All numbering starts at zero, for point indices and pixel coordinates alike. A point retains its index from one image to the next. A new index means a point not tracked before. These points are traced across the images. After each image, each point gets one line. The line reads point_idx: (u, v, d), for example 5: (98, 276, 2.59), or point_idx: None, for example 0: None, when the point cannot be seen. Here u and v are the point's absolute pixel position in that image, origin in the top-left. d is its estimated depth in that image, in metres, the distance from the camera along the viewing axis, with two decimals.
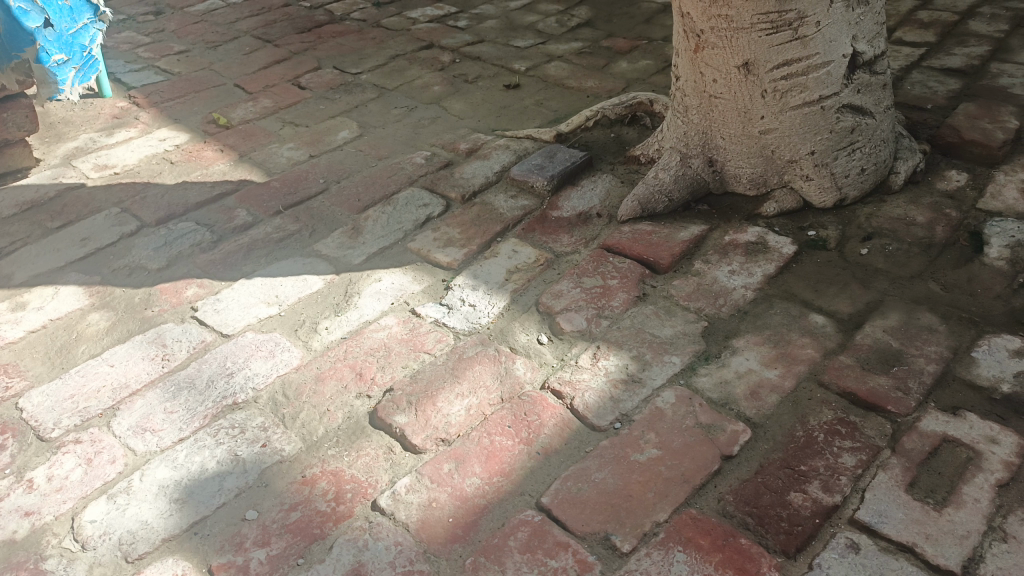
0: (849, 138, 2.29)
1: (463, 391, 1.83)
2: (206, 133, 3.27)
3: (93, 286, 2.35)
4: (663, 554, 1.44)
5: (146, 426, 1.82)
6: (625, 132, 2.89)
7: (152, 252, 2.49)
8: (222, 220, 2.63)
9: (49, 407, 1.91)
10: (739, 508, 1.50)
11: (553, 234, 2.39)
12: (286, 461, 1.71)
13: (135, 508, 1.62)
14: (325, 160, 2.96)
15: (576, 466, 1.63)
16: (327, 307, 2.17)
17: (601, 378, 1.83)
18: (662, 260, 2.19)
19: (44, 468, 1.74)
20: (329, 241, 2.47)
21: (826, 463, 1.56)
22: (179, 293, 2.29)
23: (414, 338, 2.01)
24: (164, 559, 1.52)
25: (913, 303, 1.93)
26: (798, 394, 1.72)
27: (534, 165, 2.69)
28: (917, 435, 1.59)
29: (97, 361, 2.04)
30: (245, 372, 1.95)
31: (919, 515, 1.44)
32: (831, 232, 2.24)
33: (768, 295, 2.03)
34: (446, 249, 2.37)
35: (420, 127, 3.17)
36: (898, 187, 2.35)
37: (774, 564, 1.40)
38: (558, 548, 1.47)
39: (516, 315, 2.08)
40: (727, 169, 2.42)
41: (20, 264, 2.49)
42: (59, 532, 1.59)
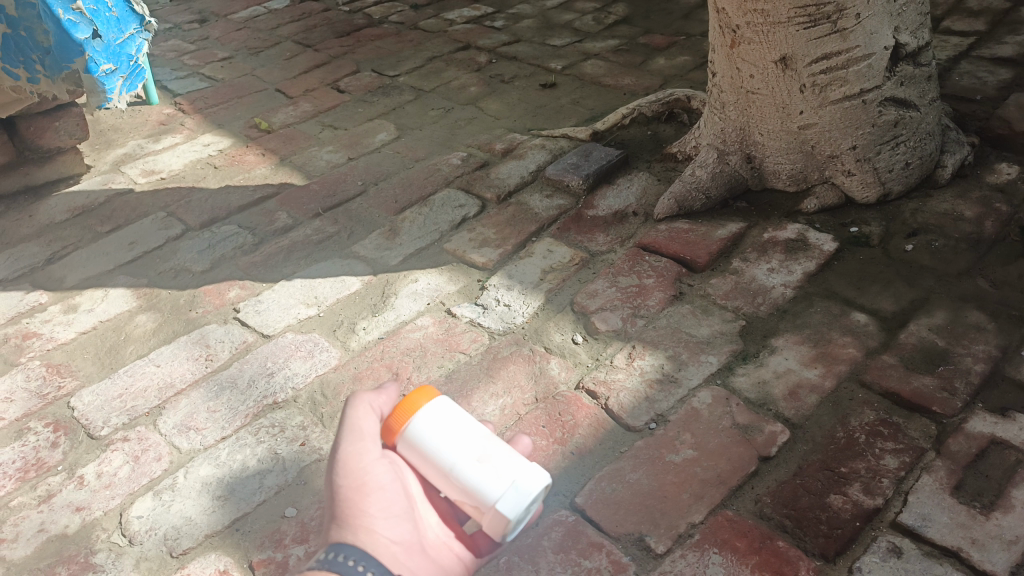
0: (892, 132, 2.23)
1: (498, 391, 1.85)
2: (249, 138, 3.33)
3: (140, 289, 2.42)
4: (697, 556, 1.42)
5: (190, 425, 1.87)
6: (662, 130, 2.87)
7: (197, 254, 2.56)
8: (264, 223, 2.69)
9: (98, 406, 1.97)
10: (777, 511, 1.48)
11: (589, 233, 2.38)
12: (324, 460, 1.73)
13: (179, 505, 1.67)
14: (363, 162, 3.00)
15: (610, 466, 1.62)
16: (366, 308, 2.20)
17: (637, 378, 1.82)
18: (699, 259, 2.17)
19: (94, 465, 1.80)
20: (367, 242, 2.50)
21: (867, 466, 1.52)
22: (221, 295, 2.34)
23: (449, 338, 2.03)
24: (206, 555, 1.56)
25: (960, 300, 1.88)
26: (838, 395, 1.69)
27: (570, 164, 2.68)
28: (963, 437, 1.54)
29: (144, 362, 2.10)
30: (285, 372, 1.99)
31: (964, 519, 1.40)
32: (874, 228, 2.19)
33: (808, 293, 1.99)
34: (481, 249, 2.38)
35: (457, 128, 3.18)
36: (945, 181, 2.28)
37: (812, 568, 1.37)
38: (592, 549, 1.47)
39: (551, 315, 2.07)
40: (766, 166, 2.39)
41: (72, 268, 2.58)
42: (107, 527, 1.64)
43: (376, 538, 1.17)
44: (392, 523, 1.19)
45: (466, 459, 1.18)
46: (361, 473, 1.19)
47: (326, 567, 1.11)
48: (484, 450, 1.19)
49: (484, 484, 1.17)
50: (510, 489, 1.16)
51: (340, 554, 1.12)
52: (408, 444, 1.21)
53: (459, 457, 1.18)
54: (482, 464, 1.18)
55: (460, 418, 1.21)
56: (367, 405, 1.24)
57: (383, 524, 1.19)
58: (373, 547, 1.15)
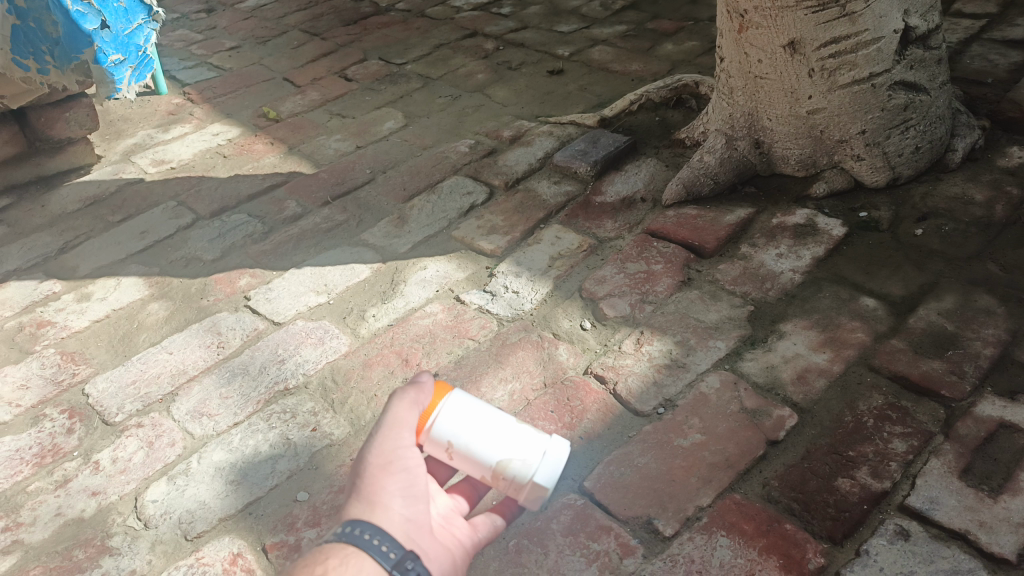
0: (902, 116, 2.22)
1: (507, 376, 1.86)
2: (257, 127, 3.35)
3: (152, 277, 2.44)
4: (706, 539, 1.43)
5: (202, 411, 1.90)
6: (670, 116, 2.86)
7: (207, 243, 2.57)
8: (273, 211, 2.70)
9: (113, 393, 2.00)
10: (784, 494, 1.48)
11: (597, 219, 2.38)
12: (336, 445, 1.75)
13: (193, 489, 1.69)
14: (371, 150, 3.01)
15: (619, 451, 1.63)
16: (375, 295, 2.21)
17: (645, 363, 1.83)
18: (707, 245, 2.17)
19: (109, 451, 1.83)
20: (375, 229, 2.51)
21: (875, 449, 1.53)
22: (232, 283, 2.36)
23: (458, 325, 2.04)
24: (220, 538, 1.58)
25: (970, 284, 1.87)
26: (846, 379, 1.69)
27: (578, 151, 2.68)
28: (972, 421, 1.54)
29: (156, 349, 2.13)
30: (295, 359, 2.01)
31: (972, 502, 1.40)
32: (883, 212, 2.18)
33: (817, 278, 1.99)
34: (489, 236, 2.39)
35: (465, 116, 3.19)
36: (955, 165, 2.27)
37: (819, 550, 1.38)
38: (600, 532, 1.48)
39: (560, 301, 2.08)
40: (775, 151, 2.38)
41: (84, 257, 2.60)
42: (123, 511, 1.67)
43: (393, 514, 1.14)
44: (411, 502, 1.17)
45: (500, 431, 1.25)
46: (389, 450, 1.18)
47: (342, 539, 1.08)
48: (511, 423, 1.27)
49: (524, 449, 1.24)
50: (547, 445, 1.26)
51: (355, 524, 1.10)
52: (437, 436, 1.23)
53: (494, 432, 1.24)
54: (516, 432, 1.26)
55: (480, 404, 1.27)
56: (408, 396, 1.22)
57: (401, 502, 1.16)
58: (390, 521, 1.12)
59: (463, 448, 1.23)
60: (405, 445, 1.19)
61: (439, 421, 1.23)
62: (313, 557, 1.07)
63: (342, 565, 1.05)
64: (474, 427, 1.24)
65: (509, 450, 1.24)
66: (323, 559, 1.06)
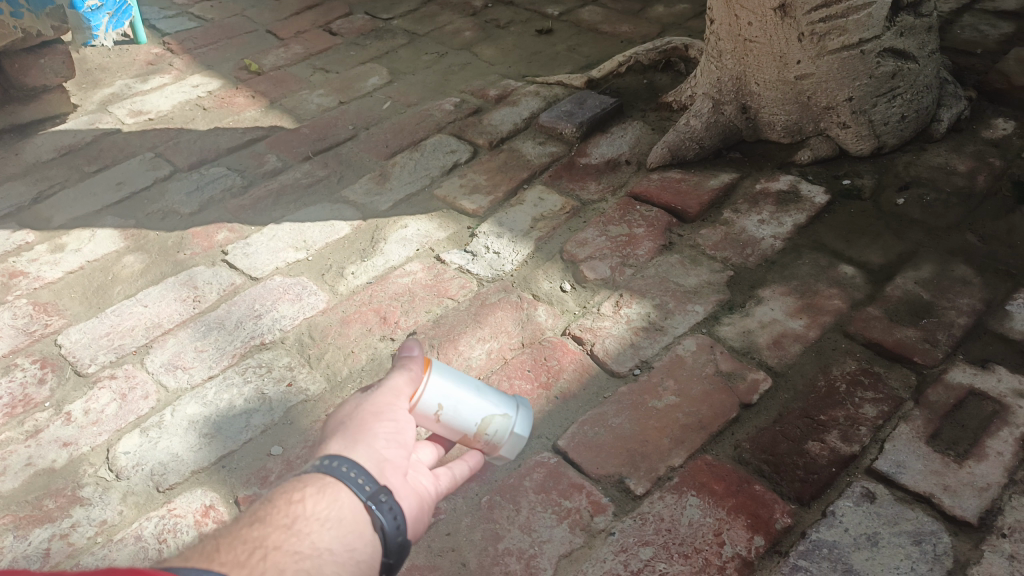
0: (889, 84, 2.21)
1: (485, 336, 1.86)
2: (238, 79, 3.28)
3: (128, 230, 2.40)
4: (676, 498, 1.45)
5: (177, 364, 1.88)
6: (658, 79, 2.83)
7: (185, 196, 2.53)
8: (253, 165, 2.66)
9: (86, 345, 1.98)
10: (755, 456, 1.50)
11: (580, 181, 2.36)
12: (311, 400, 1.75)
13: (166, 441, 1.68)
14: (354, 106, 2.96)
15: (593, 411, 1.64)
16: (354, 253, 2.19)
17: (623, 326, 1.83)
18: (689, 209, 2.16)
19: (81, 402, 1.81)
20: (356, 186, 2.48)
21: (846, 414, 1.54)
22: (210, 237, 2.33)
23: (437, 284, 2.03)
24: (193, 490, 1.58)
25: (948, 254, 1.88)
26: (822, 345, 1.70)
27: (564, 112, 2.65)
28: (942, 388, 1.56)
29: (131, 302, 2.10)
30: (272, 315, 1.99)
31: (939, 467, 1.42)
32: (866, 181, 2.17)
33: (797, 244, 1.99)
34: (471, 195, 2.36)
35: (450, 74, 3.13)
36: (940, 135, 2.26)
37: (787, 511, 1.40)
38: (572, 490, 1.49)
39: (540, 263, 2.07)
40: (761, 116, 2.36)
41: (59, 207, 2.55)
42: (95, 462, 1.66)
43: (374, 452, 1.09)
44: (394, 447, 1.12)
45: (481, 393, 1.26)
46: (382, 401, 1.14)
47: (320, 469, 1.04)
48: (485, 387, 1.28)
49: (502, 408, 1.27)
50: (516, 402, 1.31)
51: (336, 455, 1.05)
52: (426, 404, 1.20)
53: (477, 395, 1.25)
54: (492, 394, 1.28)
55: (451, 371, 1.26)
56: (407, 369, 1.19)
57: (384, 445, 1.11)
58: (369, 458, 1.07)
59: (450, 412, 1.21)
60: (398, 396, 1.16)
61: (428, 387, 1.20)
62: (291, 483, 1.02)
63: (319, 494, 1.00)
64: (458, 392, 1.23)
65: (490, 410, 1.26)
66: (300, 485, 1.01)
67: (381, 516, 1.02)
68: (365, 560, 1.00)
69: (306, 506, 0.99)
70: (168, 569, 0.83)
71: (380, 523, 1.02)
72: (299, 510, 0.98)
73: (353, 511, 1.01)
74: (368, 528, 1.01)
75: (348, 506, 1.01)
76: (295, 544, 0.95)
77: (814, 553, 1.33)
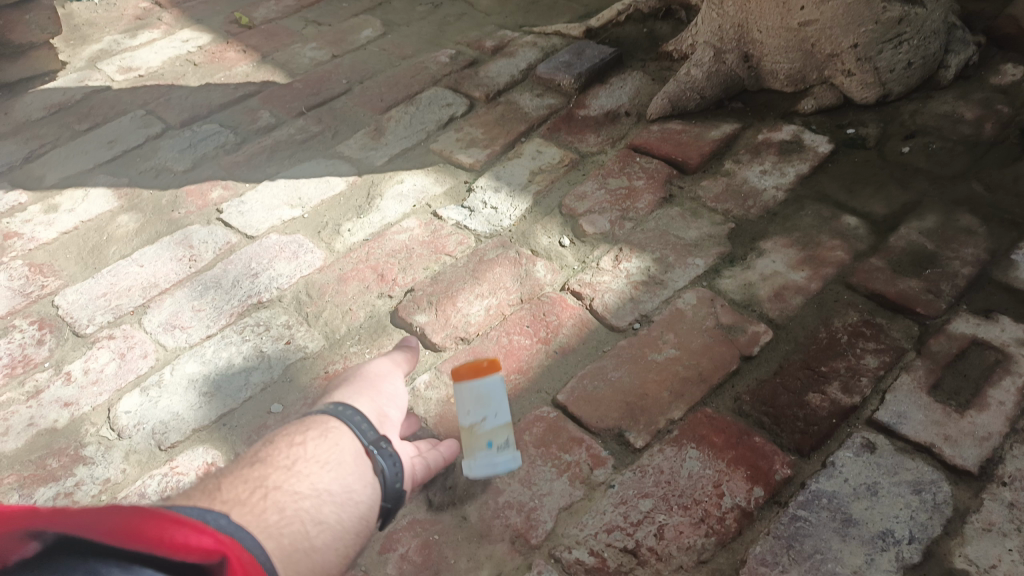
0: (896, 30, 2.14)
1: (484, 292, 1.84)
2: (229, 33, 3.20)
3: (121, 188, 2.37)
4: (676, 450, 1.45)
5: (175, 323, 1.87)
6: (659, 28, 2.76)
7: (178, 154, 2.49)
8: (246, 121, 2.61)
9: (83, 305, 1.97)
10: (755, 408, 1.49)
11: (579, 133, 2.32)
12: (310, 357, 1.74)
13: (166, 400, 1.68)
14: (348, 60, 2.89)
15: (593, 365, 1.63)
16: (350, 210, 2.16)
17: (622, 280, 1.81)
18: (690, 161, 2.12)
19: (80, 362, 1.81)
20: (352, 142, 2.44)
21: (847, 365, 1.53)
22: (204, 195, 2.30)
23: (435, 240, 2.01)
24: (194, 448, 1.59)
25: (952, 204, 1.85)
26: (824, 297, 1.69)
27: (562, 62, 2.59)
28: (944, 338, 1.55)
29: (127, 262, 2.08)
30: (269, 273, 1.97)
31: (939, 417, 1.42)
32: (870, 130, 2.13)
33: (799, 195, 1.96)
34: (468, 149, 2.33)
35: (446, 25, 3.06)
36: (947, 82, 2.21)
37: (787, 462, 1.40)
38: (572, 443, 1.49)
39: (539, 217, 2.04)
40: (764, 65, 2.31)
41: (51, 167, 2.52)
42: (96, 421, 1.66)
43: (373, 406, 1.32)
44: (391, 407, 1.36)
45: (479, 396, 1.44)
46: (378, 367, 1.43)
47: (321, 422, 1.20)
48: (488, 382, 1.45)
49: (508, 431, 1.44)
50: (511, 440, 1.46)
51: (338, 406, 1.25)
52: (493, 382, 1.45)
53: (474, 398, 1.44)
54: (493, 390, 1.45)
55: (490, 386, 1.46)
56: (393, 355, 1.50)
57: (383, 404, 1.34)
58: (369, 408, 1.30)
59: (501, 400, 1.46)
60: (397, 359, 1.49)
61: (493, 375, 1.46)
62: (293, 432, 1.17)
63: (320, 438, 1.16)
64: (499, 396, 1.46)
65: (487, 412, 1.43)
66: (303, 431, 1.17)
67: (380, 460, 1.19)
68: (363, 496, 1.15)
69: (307, 450, 1.13)
70: (172, 506, 0.91)
71: (380, 467, 1.19)
72: (300, 452, 1.12)
73: (354, 455, 1.17)
74: (369, 470, 1.18)
75: (351, 447, 1.18)
76: (295, 484, 1.07)
77: (814, 503, 1.33)
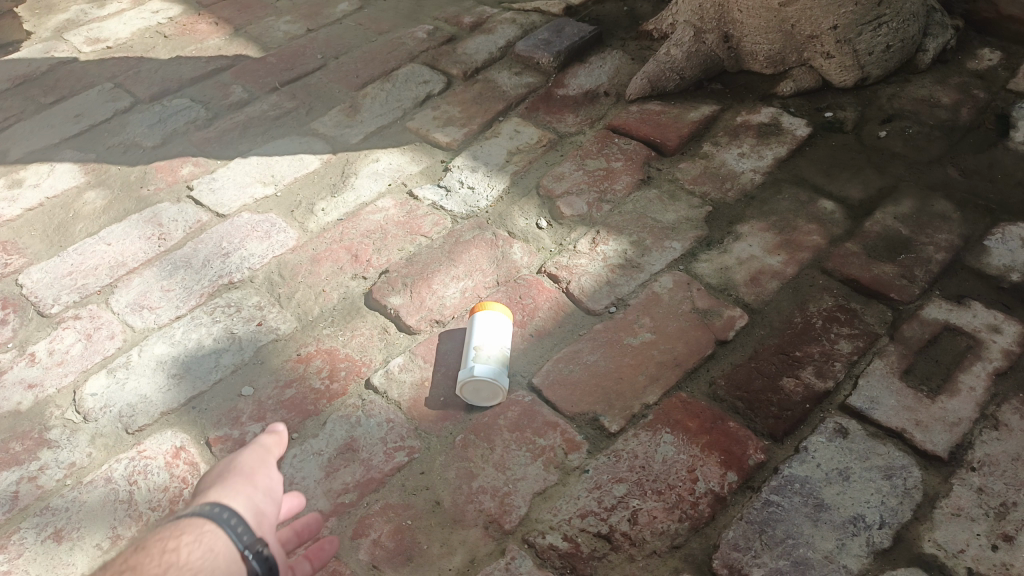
0: (875, 12, 2.14)
1: (459, 274, 1.82)
2: (201, 5, 3.12)
3: (88, 164, 2.31)
4: (650, 435, 1.45)
5: (143, 304, 1.83)
6: (639, 6, 2.73)
7: (147, 128, 2.43)
8: (218, 96, 2.55)
9: (48, 284, 1.92)
10: (730, 393, 1.50)
11: (558, 113, 2.30)
12: (282, 339, 1.72)
13: (134, 382, 1.65)
14: (323, 34, 2.83)
15: (569, 349, 1.63)
16: (325, 188, 2.12)
17: (599, 263, 1.80)
18: (669, 142, 2.11)
19: (45, 343, 1.76)
20: (326, 119, 2.39)
21: (821, 350, 1.54)
22: (174, 172, 2.24)
23: (410, 221, 1.98)
24: (162, 432, 1.56)
25: (928, 189, 1.86)
26: (799, 281, 1.69)
27: (541, 40, 2.55)
28: (917, 323, 1.56)
29: (94, 240, 2.03)
30: (241, 253, 1.94)
31: (911, 402, 1.43)
32: (849, 113, 2.13)
33: (777, 179, 1.96)
34: (445, 128, 2.29)
35: (423, 0, 3.00)
36: (925, 66, 2.21)
37: (760, 447, 1.41)
38: (547, 428, 1.49)
39: (516, 199, 2.02)
40: (743, 45, 2.29)
41: (14, 141, 2.44)
42: (61, 404, 1.63)
43: (251, 501, 1.06)
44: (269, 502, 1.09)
45: (486, 327, 1.60)
46: (252, 460, 1.12)
47: (196, 520, 1.00)
48: (496, 317, 1.62)
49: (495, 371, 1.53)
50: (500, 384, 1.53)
51: (212, 502, 1.02)
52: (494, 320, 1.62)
53: (481, 328, 1.59)
54: (500, 325, 1.61)
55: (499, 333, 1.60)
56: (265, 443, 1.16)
57: (259, 498, 1.08)
58: (245, 507, 1.05)
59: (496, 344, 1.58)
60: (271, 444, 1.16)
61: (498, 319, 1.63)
62: (165, 530, 0.97)
63: (196, 542, 0.96)
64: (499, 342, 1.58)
65: (491, 340, 1.58)
66: (175, 534, 0.97)
67: (256, 565, 1.00)
68: None
69: (179, 555, 0.94)
70: None
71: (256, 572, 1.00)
72: (173, 559, 0.94)
73: (228, 560, 0.98)
74: None
75: (223, 555, 0.98)
76: None
77: (786, 488, 1.34)
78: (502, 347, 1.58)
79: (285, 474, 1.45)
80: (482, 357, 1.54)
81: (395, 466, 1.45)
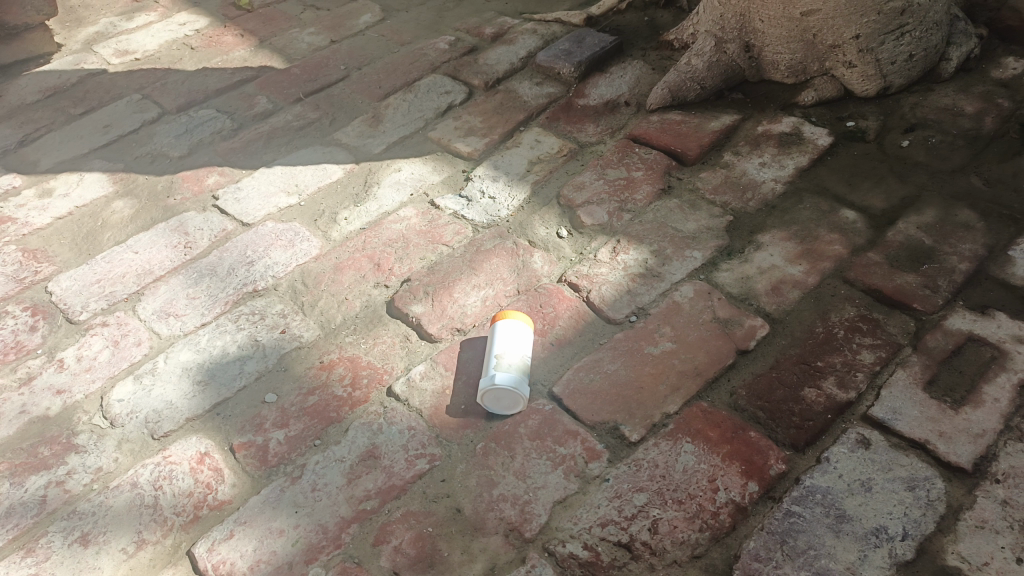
0: (898, 21, 2.12)
1: (480, 282, 1.83)
2: (227, 17, 3.17)
3: (116, 174, 2.35)
4: (671, 444, 1.45)
5: (169, 311, 1.86)
6: (660, 16, 2.73)
7: (174, 139, 2.47)
8: (242, 107, 2.59)
9: (77, 291, 1.96)
10: (751, 403, 1.49)
11: (578, 123, 2.31)
12: (305, 347, 1.74)
13: (160, 389, 1.68)
14: (346, 45, 2.87)
15: (589, 357, 1.63)
16: (347, 198, 2.15)
17: (619, 272, 1.80)
18: (689, 152, 2.11)
19: (74, 349, 1.80)
20: (349, 129, 2.42)
21: (843, 360, 1.53)
22: (200, 181, 2.28)
23: (432, 230, 2.00)
24: (188, 437, 1.58)
25: (952, 199, 1.84)
26: (821, 291, 1.68)
27: (561, 50, 2.57)
28: (941, 334, 1.55)
29: (122, 248, 2.07)
30: (265, 261, 1.97)
31: (935, 414, 1.42)
32: (871, 122, 2.12)
33: (798, 188, 1.95)
34: (466, 138, 2.31)
35: (445, 11, 3.03)
36: (949, 75, 2.20)
37: (781, 458, 1.40)
38: (567, 436, 1.49)
39: (537, 208, 2.03)
40: (765, 55, 2.29)
41: (45, 151, 2.50)
42: (89, 410, 1.66)
43: None
44: None
45: (508, 336, 1.60)
46: None
47: None
48: (518, 326, 1.63)
49: (518, 378, 1.53)
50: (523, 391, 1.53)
51: None
52: (516, 327, 1.63)
53: (502, 338, 1.60)
54: (521, 334, 1.62)
55: (522, 341, 1.61)
56: None
57: None
58: None
59: (519, 351, 1.58)
60: None
61: (520, 327, 1.64)
62: None
63: None
64: (520, 350, 1.59)
65: (513, 349, 1.58)
66: None
67: None
68: None
69: None
70: None
71: None
72: None
73: None
74: None
75: None
76: None
77: (808, 499, 1.34)
78: (523, 356, 1.59)
79: (307, 480, 1.47)
80: (503, 365, 1.54)
81: (416, 473, 1.46)
